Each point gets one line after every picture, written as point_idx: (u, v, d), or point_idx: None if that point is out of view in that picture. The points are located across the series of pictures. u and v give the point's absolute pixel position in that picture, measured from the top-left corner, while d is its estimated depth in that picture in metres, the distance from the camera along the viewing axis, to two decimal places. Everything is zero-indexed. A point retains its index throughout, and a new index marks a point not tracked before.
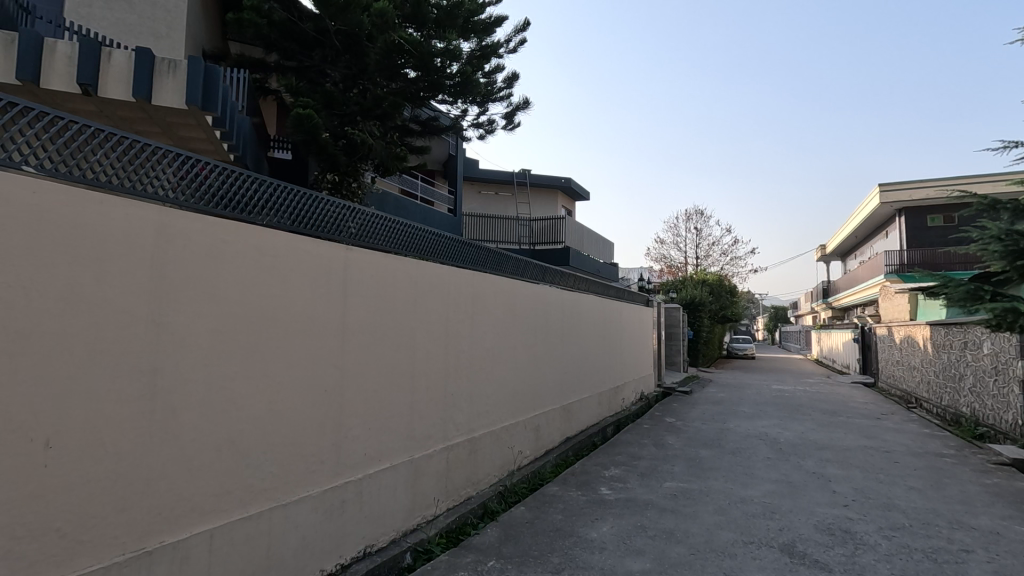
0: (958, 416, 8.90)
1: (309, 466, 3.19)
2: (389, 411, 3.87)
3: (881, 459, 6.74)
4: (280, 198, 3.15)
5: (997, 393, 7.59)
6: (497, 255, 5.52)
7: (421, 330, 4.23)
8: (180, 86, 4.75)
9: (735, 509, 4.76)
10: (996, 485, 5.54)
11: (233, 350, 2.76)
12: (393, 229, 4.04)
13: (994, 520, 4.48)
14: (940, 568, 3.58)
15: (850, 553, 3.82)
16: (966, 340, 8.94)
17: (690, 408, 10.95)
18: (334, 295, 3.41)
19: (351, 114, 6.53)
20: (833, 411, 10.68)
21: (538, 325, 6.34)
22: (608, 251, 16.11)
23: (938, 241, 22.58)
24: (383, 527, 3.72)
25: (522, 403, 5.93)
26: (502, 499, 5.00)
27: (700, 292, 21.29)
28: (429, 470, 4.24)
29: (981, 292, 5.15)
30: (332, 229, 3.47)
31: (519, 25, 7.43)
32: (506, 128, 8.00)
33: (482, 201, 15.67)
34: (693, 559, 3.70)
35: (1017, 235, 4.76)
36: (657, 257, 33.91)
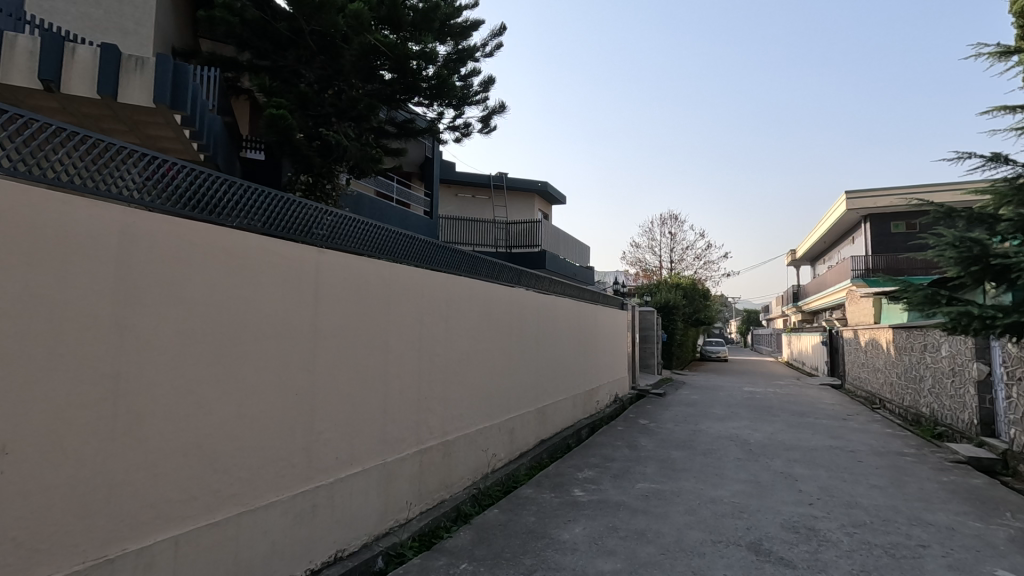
0: (919, 416, 9.21)
1: (279, 470, 3.16)
2: (361, 414, 3.85)
3: (846, 458, 6.95)
4: (251, 199, 3.12)
5: (955, 394, 7.88)
6: (473, 258, 5.56)
7: (395, 333, 4.23)
8: (148, 84, 4.66)
9: (705, 508, 4.86)
10: (953, 483, 5.76)
11: (202, 353, 2.73)
12: (366, 231, 4.03)
13: (950, 517, 4.65)
14: (897, 564, 3.69)
15: (813, 550, 3.93)
16: (925, 342, 9.25)
17: (664, 410, 11.10)
18: (306, 298, 3.39)
19: (325, 115, 6.60)
20: (801, 412, 10.94)
21: (512, 328, 6.36)
22: (584, 255, 16.26)
23: (901, 246, 23.33)
24: (355, 531, 3.69)
25: (496, 406, 5.95)
26: (476, 502, 5.00)
27: (674, 296, 21.74)
28: (402, 474, 4.23)
29: (938, 297, 5.33)
30: (302, 231, 3.43)
31: (496, 29, 7.42)
32: (482, 132, 8.02)
33: (459, 204, 15.66)
34: (662, 559, 3.76)
35: (971, 242, 4.89)
36: (632, 261, 34.36)
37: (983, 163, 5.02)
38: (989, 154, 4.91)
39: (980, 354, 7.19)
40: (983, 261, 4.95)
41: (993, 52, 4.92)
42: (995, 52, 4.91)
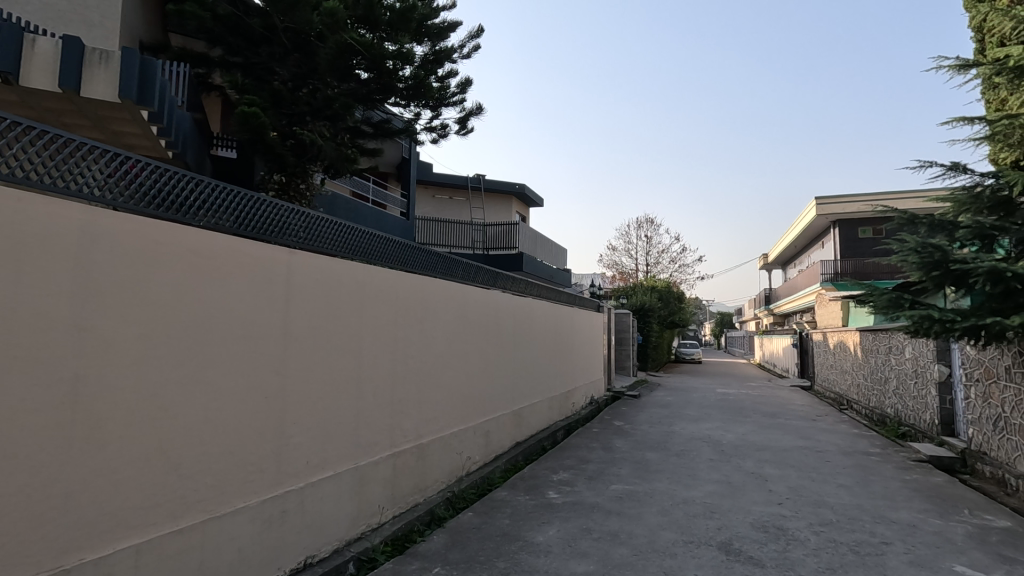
0: (885, 416, 9.48)
1: (248, 475, 3.09)
2: (333, 418, 3.79)
3: (815, 458, 7.10)
4: (220, 199, 3.05)
5: (918, 395, 8.13)
6: (448, 260, 5.53)
7: (368, 335, 4.18)
8: (113, 78, 4.53)
9: (678, 509, 4.92)
10: (915, 481, 5.93)
11: (166, 355, 2.65)
12: (340, 232, 3.98)
13: (912, 514, 4.79)
14: (862, 561, 3.78)
15: (782, 548, 4.00)
16: (890, 345, 9.52)
17: (638, 411, 11.20)
18: (276, 299, 3.32)
19: (300, 113, 6.50)
20: (772, 413, 11.16)
21: (488, 329, 6.35)
22: (561, 257, 16.35)
23: (868, 251, 24.02)
24: (325, 537, 3.63)
25: (472, 409, 5.93)
26: (450, 506, 4.97)
27: (649, 299, 21.96)
28: (375, 477, 4.18)
29: (902, 301, 5.49)
30: (272, 232, 3.36)
31: (474, 31, 7.39)
32: (459, 133, 7.98)
33: (436, 205, 15.59)
34: (635, 560, 3.78)
35: (932, 247, 5.05)
36: (609, 264, 34.66)
37: (943, 172, 5.19)
38: (949, 163, 5.07)
39: (940, 356, 7.43)
40: (943, 267, 5.11)
41: (953, 65, 5.10)
42: (954, 65, 5.09)
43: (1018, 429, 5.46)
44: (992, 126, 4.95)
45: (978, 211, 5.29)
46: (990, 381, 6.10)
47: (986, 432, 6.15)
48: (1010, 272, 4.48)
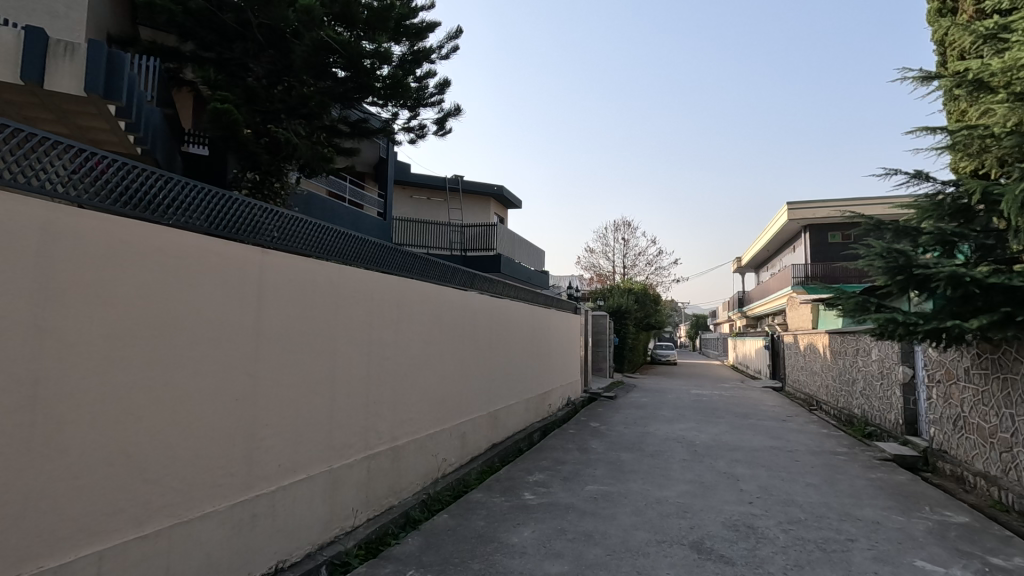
0: (851, 416, 9.73)
1: (216, 479, 3.02)
2: (306, 420, 3.74)
3: (784, 458, 7.26)
4: (191, 197, 2.99)
5: (883, 395, 8.38)
6: (425, 261, 5.49)
7: (342, 336, 4.14)
8: (79, 72, 4.41)
9: (651, 509, 4.98)
10: (880, 479, 6.11)
11: (133, 356, 2.59)
12: (316, 233, 3.93)
13: (876, 512, 4.94)
14: (828, 558, 3.89)
15: (752, 547, 4.08)
16: (856, 347, 9.79)
17: (614, 412, 11.30)
18: (248, 299, 3.27)
19: (274, 110, 6.38)
20: (744, 414, 11.37)
21: (464, 331, 6.34)
22: (539, 259, 16.40)
23: (837, 255, 24.64)
24: (297, 541, 3.57)
25: (448, 410, 5.91)
26: (425, 508, 4.94)
27: (626, 301, 22.18)
28: (348, 480, 4.14)
29: (868, 304, 5.66)
30: (245, 231, 3.31)
31: (453, 32, 7.35)
32: (437, 134, 7.95)
33: (414, 206, 15.50)
34: (608, 560, 3.82)
35: (897, 252, 5.20)
36: (586, 266, 34.90)
37: (908, 180, 5.36)
38: (913, 171, 5.23)
39: (905, 357, 7.66)
40: (907, 271, 5.26)
41: (917, 77, 5.27)
42: (918, 76, 5.25)
43: (976, 428, 5.67)
44: (953, 135, 5.15)
45: (940, 218, 5.48)
46: (950, 382, 6.32)
47: (946, 431, 6.37)
48: (969, 277, 4.65)
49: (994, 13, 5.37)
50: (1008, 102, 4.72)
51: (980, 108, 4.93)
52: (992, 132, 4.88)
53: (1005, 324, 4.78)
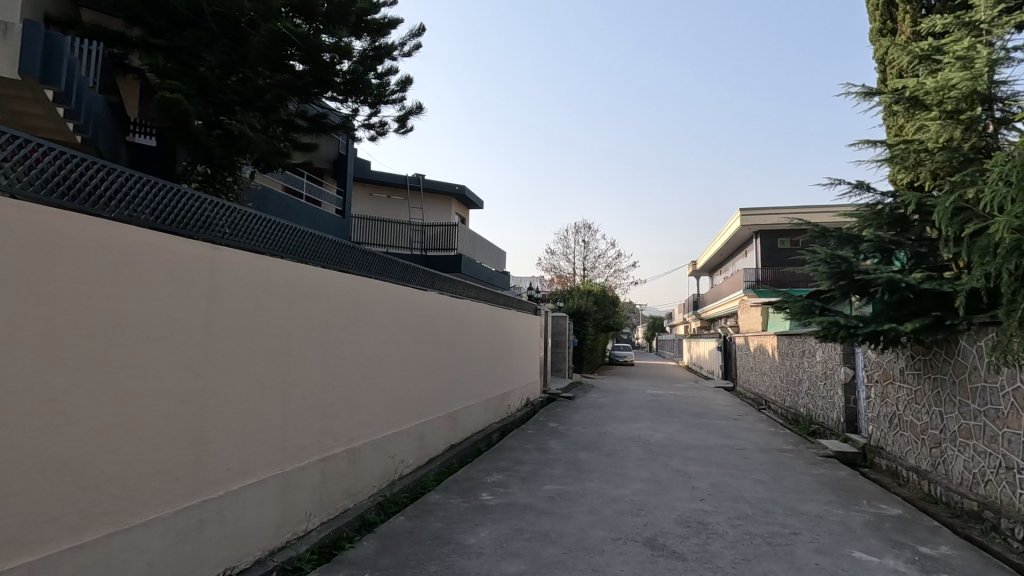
0: (797, 415, 10.16)
1: (160, 484, 2.90)
2: (258, 423, 3.63)
3: (734, 456, 7.51)
4: (136, 190, 2.87)
5: (826, 395, 8.77)
6: (384, 260, 5.41)
7: (298, 335, 4.04)
8: (14, 54, 4.16)
9: (607, 507, 5.06)
10: (822, 475, 6.40)
11: (70, 356, 2.46)
12: (271, 230, 3.82)
13: (819, 506, 5.17)
14: (773, 551, 4.05)
15: (702, 542, 4.20)
16: (802, 349, 10.22)
17: (573, 413, 11.44)
18: (197, 297, 3.14)
19: (228, 102, 6.15)
20: (698, 413, 11.69)
21: (424, 331, 6.29)
22: (500, 260, 16.43)
23: (786, 261, 25.67)
24: (247, 546, 3.46)
25: (406, 411, 5.84)
26: (381, 510, 4.86)
27: (585, 302, 22.48)
28: (302, 483, 4.04)
29: (813, 307, 5.94)
30: (196, 227, 3.19)
31: (416, 30, 7.25)
32: (398, 132, 7.85)
33: (374, 204, 15.29)
34: (564, 558, 3.86)
35: (840, 258, 5.48)
36: (547, 267, 35.19)
37: (850, 190, 5.65)
38: (855, 181, 5.53)
39: (846, 359, 8.06)
40: (850, 277, 5.53)
41: (859, 92, 5.56)
42: (861, 92, 5.55)
43: (910, 425, 6.02)
44: (891, 149, 5.50)
45: (880, 227, 5.77)
46: (886, 381, 6.69)
47: (883, 429, 6.73)
48: (904, 283, 4.95)
49: (929, 36, 5.71)
50: (940, 119, 5.06)
51: (915, 124, 5.26)
52: (926, 147, 5.22)
53: (936, 327, 5.10)
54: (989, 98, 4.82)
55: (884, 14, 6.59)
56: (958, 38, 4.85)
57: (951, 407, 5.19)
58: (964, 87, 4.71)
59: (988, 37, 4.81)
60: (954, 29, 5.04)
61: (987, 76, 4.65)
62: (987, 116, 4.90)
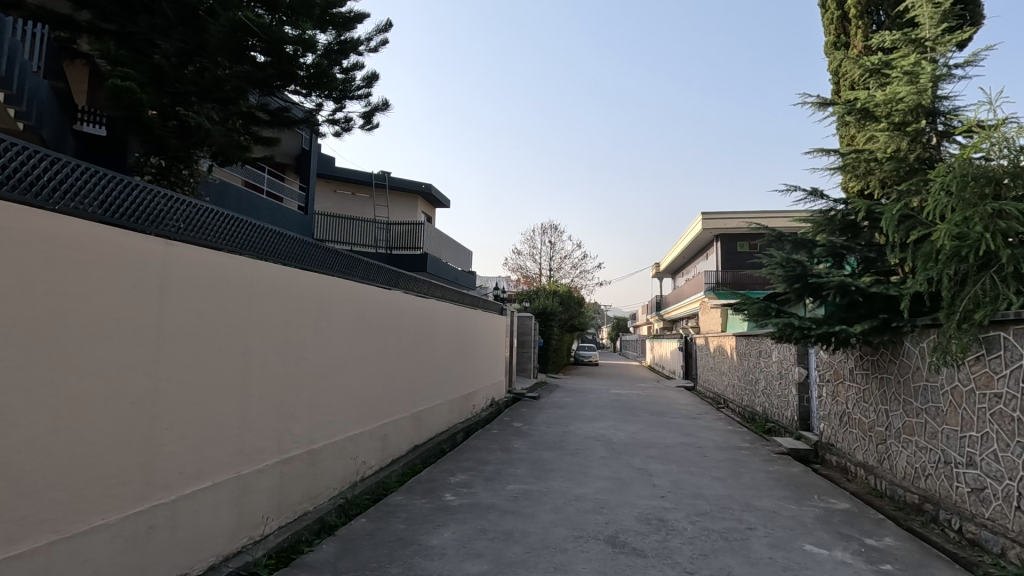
0: (754, 414, 10.47)
1: (107, 489, 2.77)
2: (213, 424, 3.51)
3: (694, 454, 7.69)
4: (84, 181, 2.74)
5: (781, 394, 9.08)
6: (348, 258, 5.32)
7: (256, 334, 3.92)
8: None
9: (569, 506, 5.10)
10: (777, 471, 6.62)
11: (8, 356, 2.33)
12: (229, 225, 3.70)
13: (773, 501, 5.35)
14: (729, 546, 4.16)
15: (662, 539, 4.29)
16: (759, 349, 10.55)
17: (537, 412, 11.50)
18: (149, 294, 3.02)
19: (184, 92, 5.89)
20: (659, 412, 11.92)
21: (388, 331, 6.21)
22: (466, 259, 16.38)
23: (745, 264, 26.45)
24: (200, 552, 3.34)
25: (369, 412, 5.75)
26: (342, 513, 4.77)
27: (551, 302, 22.62)
28: (259, 486, 3.93)
29: (769, 309, 6.13)
30: (149, 221, 3.08)
31: (382, 25, 7.13)
32: (364, 128, 7.73)
33: (338, 201, 15.03)
34: (527, 557, 3.87)
35: (795, 262, 5.68)
36: (514, 267, 35.27)
37: (805, 196, 5.87)
38: (809, 189, 5.74)
39: (800, 359, 8.35)
40: (804, 280, 5.73)
41: (815, 102, 5.77)
42: (817, 103, 5.77)
43: (858, 423, 6.29)
44: (844, 158, 5.70)
45: (832, 232, 6.00)
46: (837, 381, 6.97)
47: (834, 426, 7.01)
48: (854, 287, 5.17)
49: (879, 51, 5.99)
50: (888, 130, 5.31)
51: (865, 134, 5.50)
52: (875, 157, 5.46)
53: (883, 329, 5.34)
54: (933, 112, 5.15)
55: (838, 28, 6.87)
56: (905, 54, 5.13)
57: (896, 405, 5.44)
58: (909, 100, 5.02)
59: (932, 55, 5.10)
60: (901, 45, 5.30)
61: (931, 91, 4.97)
62: (932, 128, 5.24)
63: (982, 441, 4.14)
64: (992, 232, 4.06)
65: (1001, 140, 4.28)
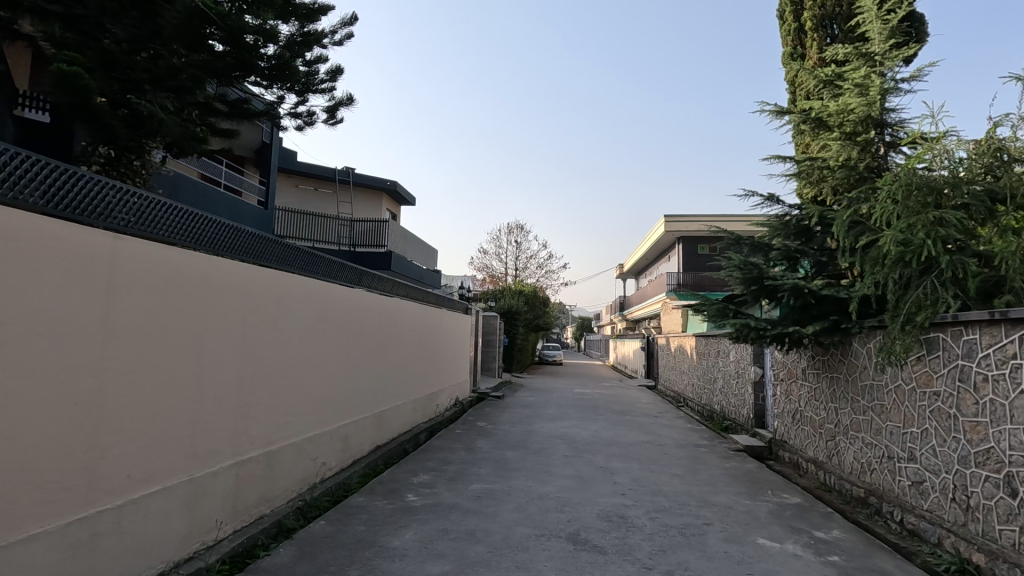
0: (712, 412, 10.77)
1: (46, 495, 2.63)
2: (164, 425, 3.38)
3: (654, 451, 7.85)
4: (25, 171, 2.60)
5: (738, 392, 9.36)
6: (309, 255, 5.20)
7: (211, 332, 3.80)
8: None
9: (532, 505, 5.13)
10: (733, 468, 6.82)
11: None
12: (183, 219, 3.57)
13: (729, 497, 5.51)
14: (687, 541, 4.26)
15: (622, 535, 4.36)
16: (717, 349, 10.85)
17: (501, 411, 11.54)
18: (94, 290, 2.89)
19: (137, 80, 5.63)
20: (621, 411, 12.13)
21: (350, 329, 6.10)
22: (432, 258, 16.27)
23: (705, 266, 27.15)
24: (148, 559, 3.21)
25: (329, 412, 5.65)
26: (300, 516, 4.66)
27: (516, 302, 22.68)
28: (213, 490, 3.80)
29: (727, 310, 6.31)
30: (95, 214, 2.94)
31: (347, 18, 6.99)
32: (327, 122, 7.57)
33: (299, 195, 14.74)
34: (489, 557, 3.87)
35: (752, 265, 5.87)
36: (479, 267, 35.24)
37: (762, 201, 6.06)
38: (766, 194, 5.93)
39: (756, 359, 8.63)
40: (760, 283, 5.92)
41: (773, 110, 5.96)
42: (774, 111, 5.96)
43: (809, 420, 6.54)
44: (799, 165, 5.90)
45: (787, 236, 6.18)
46: (790, 380, 7.23)
47: (787, 424, 7.26)
48: (807, 290, 5.38)
49: (832, 63, 6.23)
50: (841, 139, 5.52)
51: (819, 143, 5.71)
52: (828, 165, 5.68)
53: (833, 330, 5.55)
54: (882, 123, 5.39)
55: (795, 39, 7.11)
56: (856, 67, 5.36)
57: (844, 403, 5.68)
58: (860, 111, 5.25)
59: (881, 68, 5.34)
60: (853, 58, 5.53)
61: (880, 103, 5.19)
62: (880, 139, 5.49)
63: (921, 437, 4.36)
64: (933, 239, 4.31)
65: (942, 153, 4.62)
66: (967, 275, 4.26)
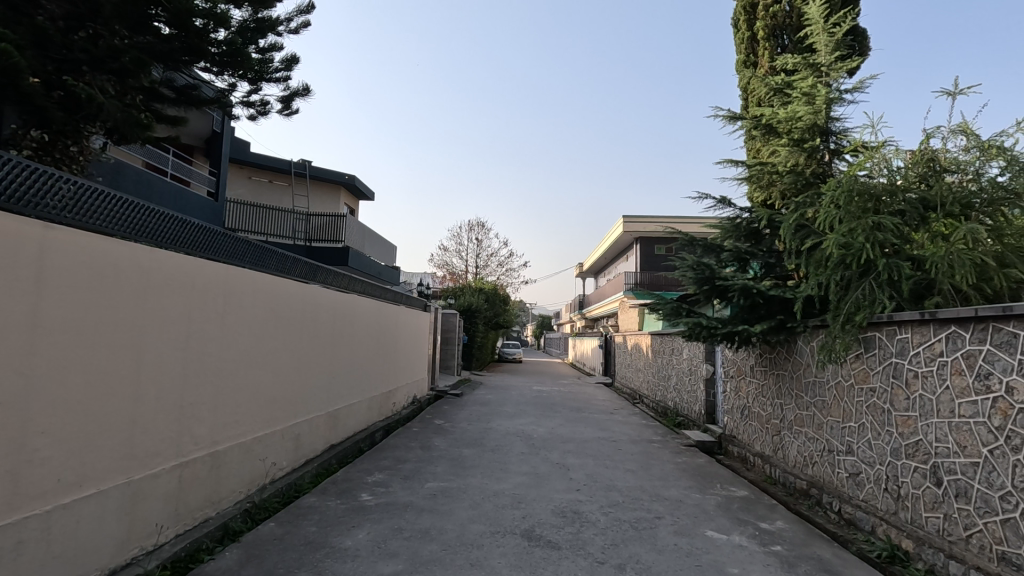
0: (666, 409, 11.02)
1: None
2: (98, 426, 3.20)
3: (609, 447, 7.98)
4: None
5: (690, 390, 9.62)
6: (260, 249, 5.02)
7: (152, 328, 3.62)
8: None
9: (487, 502, 5.13)
10: (684, 463, 7.01)
11: None
12: (123, 210, 3.39)
13: (679, 491, 5.66)
14: (638, 534, 4.36)
15: (576, 531, 4.42)
16: (672, 347, 11.11)
17: (459, 409, 11.50)
18: (20, 282, 2.71)
19: (74, 60, 5.31)
20: (578, 408, 12.28)
21: (302, 326, 5.94)
22: (390, 255, 16.03)
23: (661, 266, 27.78)
24: (82, 567, 3.05)
25: (280, 411, 5.48)
26: (248, 518, 4.51)
27: (477, 300, 22.65)
28: (153, 492, 3.63)
29: (680, 309, 6.47)
30: (26, 202, 2.76)
31: (303, 6, 6.79)
32: (281, 113, 7.34)
33: (251, 187, 14.21)
34: (443, 555, 3.85)
35: (704, 266, 6.05)
36: (439, 264, 34.99)
37: (715, 204, 6.24)
38: (719, 197, 6.11)
39: (708, 357, 8.88)
40: (712, 282, 6.10)
41: (726, 115, 6.14)
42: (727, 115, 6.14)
43: (757, 416, 6.78)
44: (750, 169, 6.11)
45: (737, 238, 6.43)
46: (739, 377, 7.48)
47: (736, 420, 7.51)
48: (755, 290, 5.58)
49: (783, 71, 6.46)
50: (789, 146, 5.73)
51: (770, 149, 5.92)
52: (777, 170, 5.89)
53: (779, 329, 5.77)
54: (827, 131, 5.62)
55: (748, 48, 7.35)
56: (804, 77, 5.57)
57: (789, 399, 5.91)
58: (807, 119, 5.45)
59: (827, 79, 5.57)
60: (801, 68, 5.74)
61: (826, 111, 5.40)
62: (825, 146, 5.73)
63: (859, 431, 4.59)
64: (872, 243, 4.54)
65: (881, 161, 4.87)
66: (901, 277, 4.50)
